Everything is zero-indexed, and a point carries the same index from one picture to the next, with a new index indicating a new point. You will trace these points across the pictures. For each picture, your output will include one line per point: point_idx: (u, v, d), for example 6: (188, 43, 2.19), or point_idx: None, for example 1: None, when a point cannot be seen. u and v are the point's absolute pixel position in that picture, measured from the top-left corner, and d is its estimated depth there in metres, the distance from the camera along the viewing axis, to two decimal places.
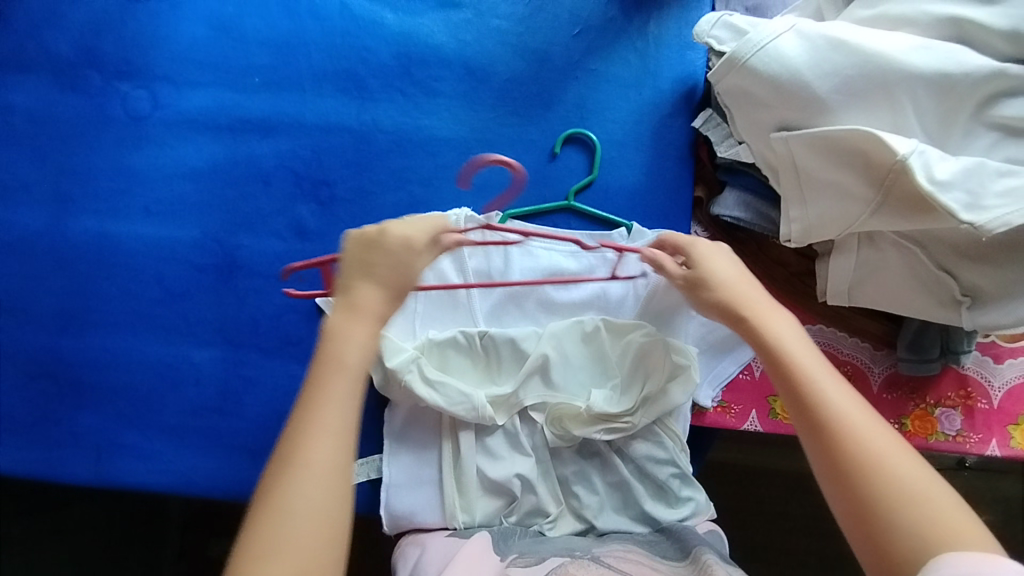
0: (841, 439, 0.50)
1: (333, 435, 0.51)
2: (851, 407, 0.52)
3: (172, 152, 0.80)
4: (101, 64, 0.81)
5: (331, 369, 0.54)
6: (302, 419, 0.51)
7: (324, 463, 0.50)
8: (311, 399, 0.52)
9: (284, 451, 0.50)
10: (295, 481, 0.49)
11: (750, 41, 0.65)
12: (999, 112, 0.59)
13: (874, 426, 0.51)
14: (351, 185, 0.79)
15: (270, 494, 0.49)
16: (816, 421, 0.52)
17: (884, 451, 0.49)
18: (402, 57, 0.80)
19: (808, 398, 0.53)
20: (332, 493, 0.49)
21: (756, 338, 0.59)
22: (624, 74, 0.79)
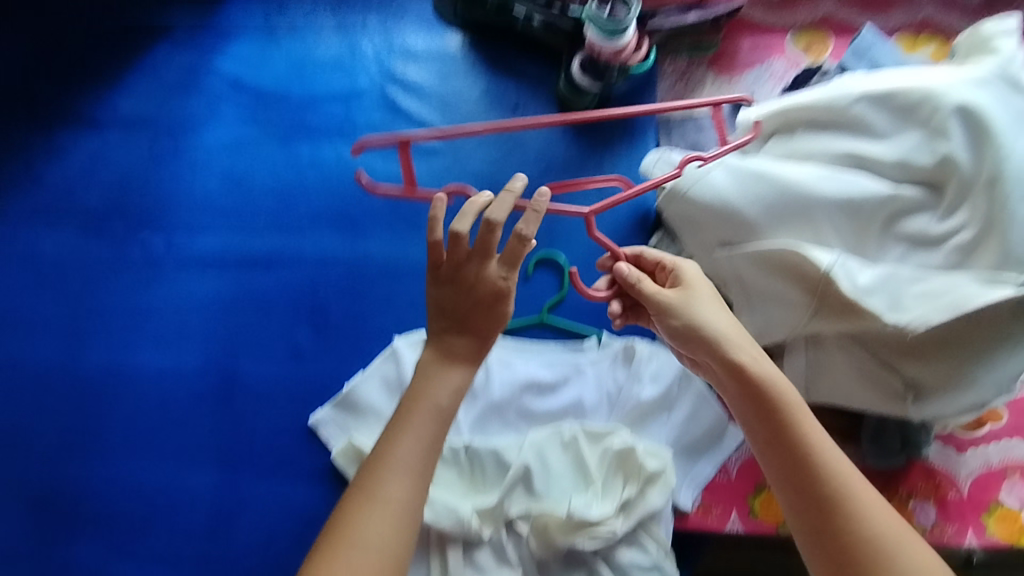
0: (847, 521, 0.56)
1: (407, 472, 0.57)
2: (856, 487, 0.58)
3: (183, 289, 0.89)
4: (125, 216, 0.92)
5: (419, 409, 0.60)
6: (382, 452, 0.58)
7: (388, 496, 0.56)
8: (393, 438, 0.59)
9: (360, 478, 0.58)
10: (366, 509, 0.56)
11: (688, 174, 0.76)
12: (904, 227, 0.68)
13: (874, 500, 0.58)
14: (344, 311, 0.87)
15: (346, 519, 0.56)
16: (828, 506, 0.57)
17: (888, 529, 0.56)
18: (391, 199, 0.91)
19: (819, 480, 0.58)
20: (396, 524, 0.56)
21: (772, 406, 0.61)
22: (586, 204, 0.89)
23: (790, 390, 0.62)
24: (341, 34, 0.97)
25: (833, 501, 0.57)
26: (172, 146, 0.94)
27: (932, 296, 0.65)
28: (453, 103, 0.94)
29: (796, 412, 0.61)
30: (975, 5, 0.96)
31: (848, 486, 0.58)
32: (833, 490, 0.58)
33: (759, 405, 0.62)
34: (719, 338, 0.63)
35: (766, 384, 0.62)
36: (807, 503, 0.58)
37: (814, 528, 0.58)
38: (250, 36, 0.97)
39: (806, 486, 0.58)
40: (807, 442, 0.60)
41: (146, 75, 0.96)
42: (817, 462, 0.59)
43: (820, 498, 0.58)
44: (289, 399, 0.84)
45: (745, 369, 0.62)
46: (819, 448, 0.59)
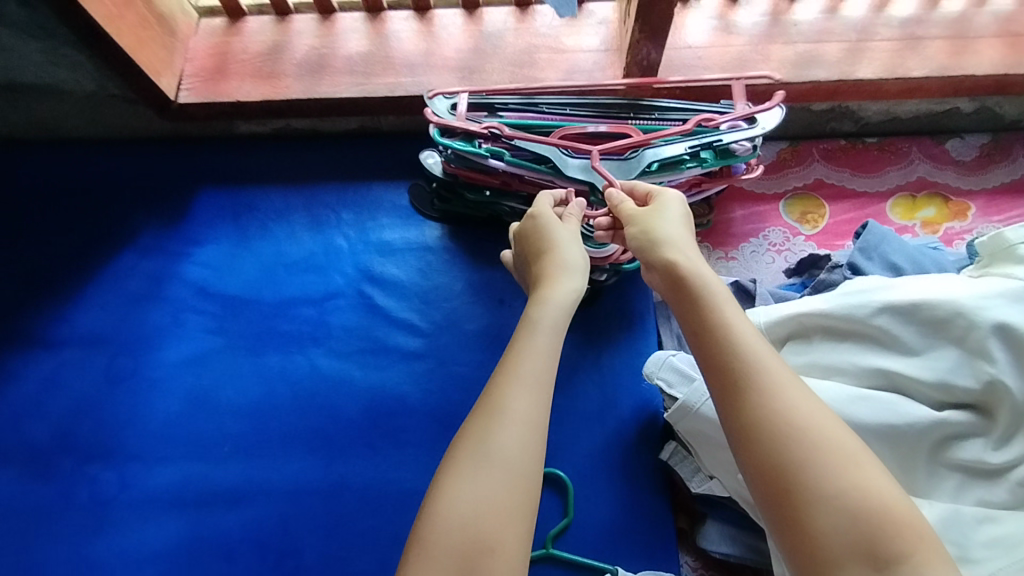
0: (750, 394, 0.47)
1: (531, 385, 0.51)
2: (775, 369, 0.48)
3: (134, 535, 0.77)
4: (74, 450, 0.82)
5: (530, 328, 0.56)
6: (505, 369, 0.52)
7: (522, 412, 0.49)
8: (517, 343, 0.55)
9: (487, 396, 0.51)
10: (492, 423, 0.49)
11: (698, 389, 0.69)
12: (956, 455, 0.59)
13: (797, 388, 0.47)
14: (319, 553, 0.76)
15: (469, 437, 0.49)
16: (730, 374, 0.49)
17: (813, 418, 0.45)
18: (370, 412, 0.82)
19: (724, 354, 0.50)
20: (532, 438, 0.48)
21: (686, 291, 0.55)
22: (586, 408, 0.81)
23: (719, 285, 0.56)
24: (315, 231, 0.93)
25: (738, 371, 0.48)
26: (131, 365, 0.86)
27: (1007, 545, 0.53)
28: (434, 299, 0.88)
29: (715, 296, 0.54)
30: (969, 161, 0.92)
31: (762, 369, 0.48)
32: (738, 355, 0.49)
33: (684, 298, 0.56)
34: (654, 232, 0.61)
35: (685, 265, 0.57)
36: (713, 367, 0.50)
37: (719, 398, 0.49)
38: (218, 239, 0.93)
39: (711, 352, 0.51)
40: (719, 320, 0.52)
41: (106, 289, 0.90)
42: (728, 341, 0.50)
43: (722, 370, 0.49)
44: None
45: (669, 265, 0.58)
46: (736, 332, 0.51)
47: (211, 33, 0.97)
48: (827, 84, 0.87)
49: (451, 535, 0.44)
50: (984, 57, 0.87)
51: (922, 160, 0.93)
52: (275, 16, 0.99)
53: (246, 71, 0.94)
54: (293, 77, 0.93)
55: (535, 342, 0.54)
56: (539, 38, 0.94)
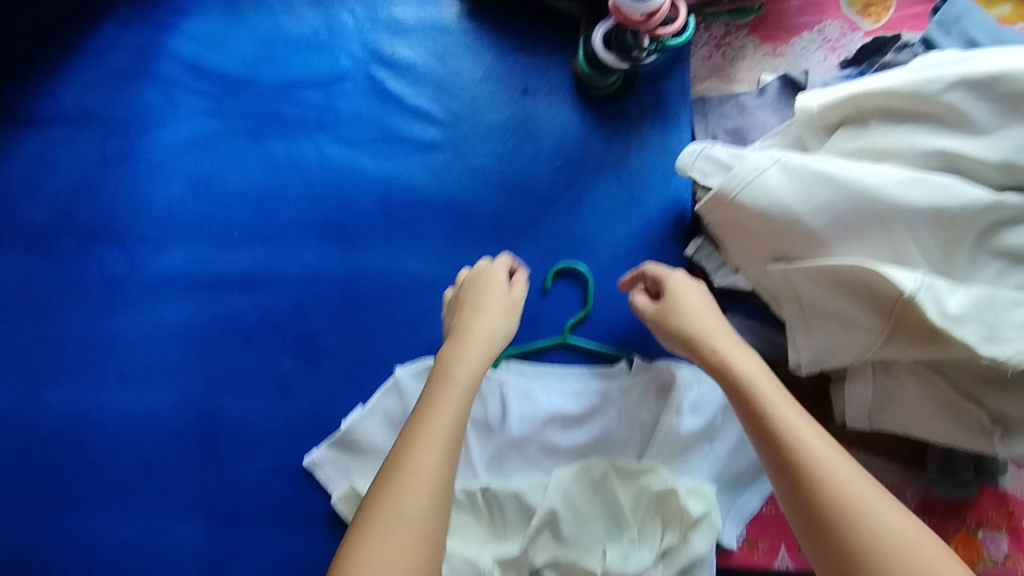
0: (815, 482, 0.49)
1: (438, 442, 0.51)
2: (820, 446, 0.51)
3: (150, 314, 0.77)
4: (77, 230, 0.79)
5: (439, 382, 0.56)
6: (415, 423, 0.52)
7: (431, 473, 0.49)
8: (425, 400, 0.54)
9: (393, 454, 0.51)
10: (398, 483, 0.48)
11: (736, 176, 0.64)
12: (1002, 241, 0.57)
13: (847, 467, 0.50)
14: (338, 335, 0.77)
15: (375, 499, 0.48)
16: (788, 464, 0.51)
17: (866, 502, 0.48)
18: (384, 202, 0.78)
19: (781, 443, 0.52)
20: (442, 491, 0.49)
21: (726, 374, 0.58)
22: (610, 205, 0.77)
23: (752, 358, 0.58)
24: (317, 6, 0.83)
25: (796, 462, 0.50)
26: (126, 146, 0.81)
27: None
28: (451, 86, 0.80)
29: (766, 390, 0.55)
30: None
31: (804, 444, 0.51)
32: (798, 449, 0.51)
33: (730, 388, 0.57)
34: (680, 306, 0.64)
35: (697, 323, 0.62)
36: (773, 456, 0.52)
37: (780, 486, 0.51)
38: (209, 12, 0.83)
39: (766, 437, 0.53)
40: (772, 413, 0.54)
41: (90, 63, 0.82)
42: (779, 426, 0.53)
43: (784, 459, 0.51)
44: (281, 436, 0.75)
45: (695, 343, 0.61)
46: (777, 406, 0.54)
47: None
48: None
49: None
50: None
51: None
52: None
53: None
54: None
55: (452, 403, 0.54)
56: None
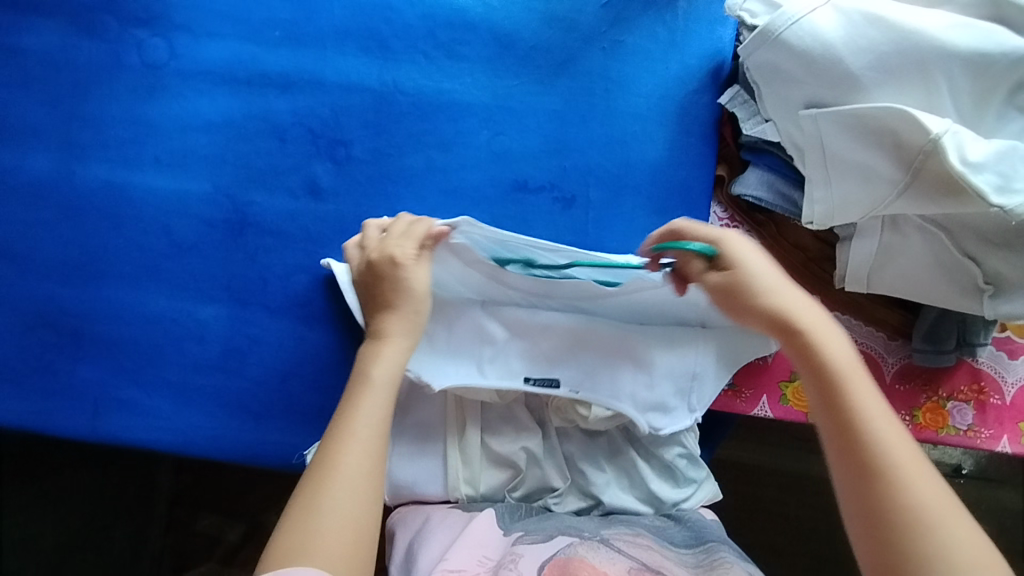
0: (892, 489, 0.49)
1: (364, 442, 0.57)
2: (905, 458, 0.50)
3: (186, 104, 0.79)
4: (119, 10, 0.79)
5: (366, 388, 0.60)
6: (340, 429, 0.58)
7: (356, 466, 0.56)
8: (347, 402, 0.59)
9: (321, 455, 0.57)
10: (328, 480, 0.55)
11: (785, 14, 0.65)
12: None
13: (929, 479, 0.50)
14: (368, 145, 0.78)
15: (305, 492, 0.54)
16: (865, 464, 0.51)
17: (946, 523, 0.48)
18: (427, 19, 0.79)
19: (860, 442, 0.51)
20: (369, 481, 0.56)
21: (810, 360, 0.56)
22: (650, 47, 0.78)
23: (845, 349, 0.56)
24: None
25: (879, 473, 0.50)
26: None
27: None
28: None
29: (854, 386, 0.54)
30: None
31: (890, 451, 0.50)
32: (878, 451, 0.51)
33: (817, 380, 0.55)
34: (770, 296, 0.58)
35: (801, 311, 0.58)
36: (847, 454, 0.52)
37: (851, 487, 0.51)
38: None
39: (844, 438, 0.52)
40: (856, 413, 0.53)
41: None
42: (864, 432, 0.52)
43: (862, 458, 0.51)
44: (306, 236, 0.78)
45: (781, 322, 0.57)
46: (864, 410, 0.53)
47: None
48: None
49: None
50: None
51: None
52: None
53: None
54: None
55: (374, 410, 0.59)
56: None
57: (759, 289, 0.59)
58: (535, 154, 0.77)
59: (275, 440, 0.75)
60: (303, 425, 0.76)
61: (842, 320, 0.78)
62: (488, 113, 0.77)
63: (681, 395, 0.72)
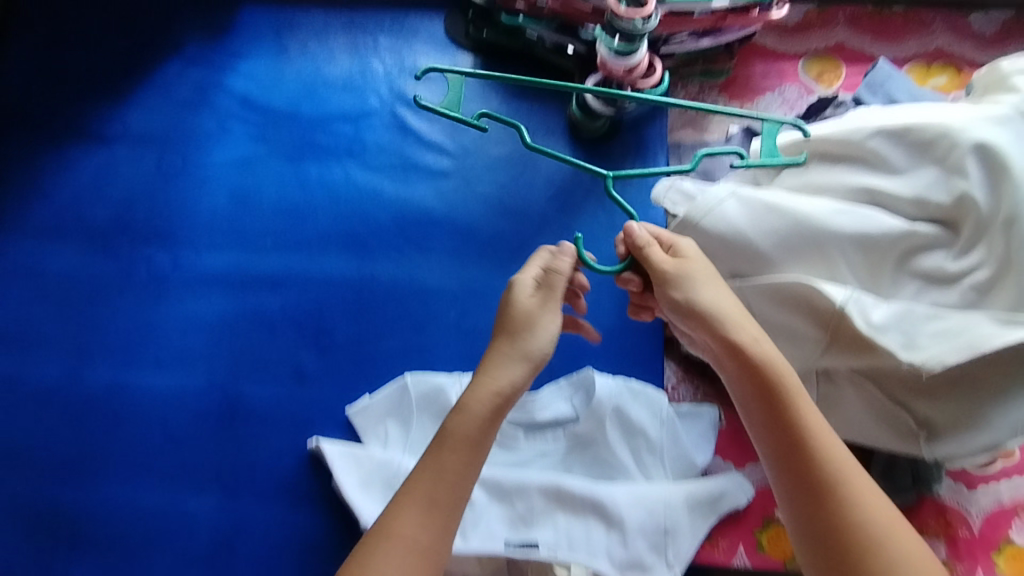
0: (845, 506, 0.55)
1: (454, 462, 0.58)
2: (851, 475, 0.56)
3: (186, 308, 0.88)
4: (131, 232, 0.90)
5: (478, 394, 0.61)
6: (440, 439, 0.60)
7: (438, 482, 0.58)
8: (426, 458, 0.59)
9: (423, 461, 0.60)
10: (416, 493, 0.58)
11: (700, 205, 0.75)
12: (920, 263, 0.67)
13: (875, 495, 0.56)
14: (350, 332, 0.86)
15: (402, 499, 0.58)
16: (822, 482, 0.56)
17: (893, 533, 0.54)
18: (399, 220, 0.90)
19: (817, 462, 0.57)
20: (416, 560, 0.55)
21: (759, 373, 0.61)
22: (596, 228, 0.89)
23: (789, 371, 0.61)
24: (352, 55, 0.96)
25: (832, 490, 0.56)
26: (180, 163, 0.93)
27: (950, 334, 0.64)
28: (464, 124, 0.93)
29: (807, 410, 0.59)
30: (987, 36, 0.96)
31: (840, 469, 0.56)
32: (831, 469, 0.56)
33: (772, 402, 0.60)
34: (721, 320, 0.63)
35: (742, 333, 0.63)
36: (805, 477, 0.57)
37: (810, 509, 0.56)
38: (259, 52, 0.97)
39: (802, 459, 0.57)
40: (808, 432, 0.58)
41: (157, 93, 0.96)
42: (819, 451, 0.57)
43: (817, 479, 0.56)
44: (293, 421, 0.83)
45: (740, 350, 0.62)
46: (810, 428, 0.58)
47: None
48: None
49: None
50: None
51: (943, 32, 0.96)
52: None
53: None
54: None
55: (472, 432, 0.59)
56: None
57: (718, 313, 0.63)
58: None
59: None
60: None
61: None
62: (456, 296, 0.87)
63: (657, 551, 0.73)
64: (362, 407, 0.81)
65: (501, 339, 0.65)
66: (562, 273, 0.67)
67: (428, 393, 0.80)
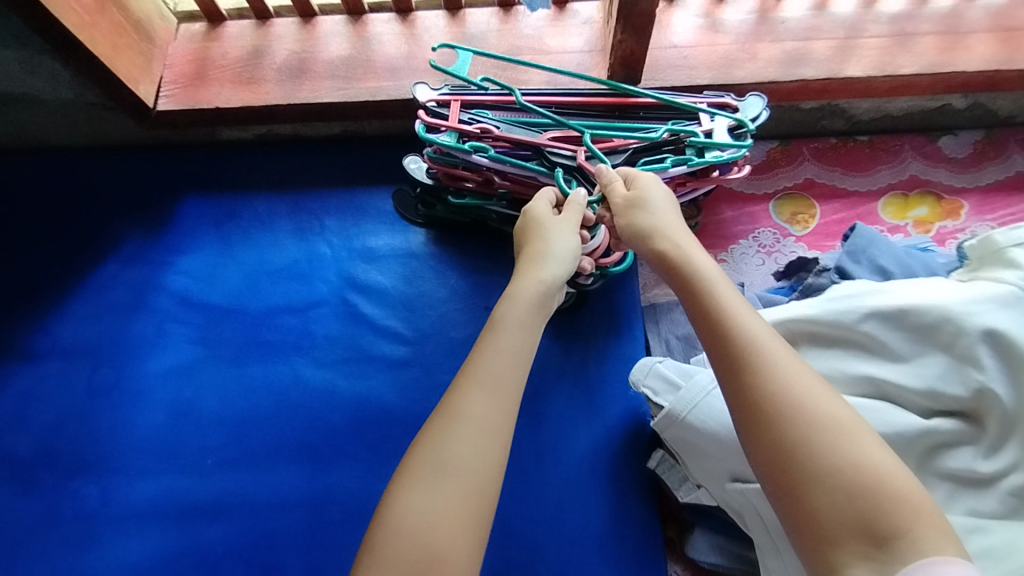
0: (757, 374, 0.49)
1: (485, 387, 0.52)
2: (771, 351, 0.50)
3: (115, 551, 0.76)
4: (56, 464, 0.80)
5: (502, 329, 0.56)
6: (466, 373, 0.53)
7: (483, 419, 0.50)
8: (482, 344, 0.55)
9: (449, 400, 0.52)
10: (451, 428, 0.49)
11: (685, 397, 0.69)
12: (946, 463, 0.58)
13: (798, 368, 0.49)
14: (302, 566, 0.74)
15: (430, 435, 0.50)
16: (734, 355, 0.51)
17: (820, 406, 0.47)
18: (355, 421, 0.81)
19: (731, 336, 0.52)
20: (490, 445, 0.49)
21: (676, 269, 0.60)
22: (572, 414, 0.80)
23: (705, 265, 0.59)
24: (298, 240, 0.91)
25: (743, 356, 0.50)
26: (113, 377, 0.84)
27: (998, 556, 0.52)
28: (421, 306, 0.86)
29: (722, 300, 0.55)
30: (962, 158, 0.91)
31: (758, 342, 0.51)
32: (742, 337, 0.51)
33: (686, 291, 0.58)
34: (651, 230, 0.63)
35: (665, 241, 0.62)
36: (718, 352, 0.52)
37: (726, 382, 0.51)
38: (202, 246, 0.91)
39: (713, 334, 0.53)
40: (720, 312, 0.54)
41: (90, 301, 0.89)
42: (729, 322, 0.53)
43: (728, 350, 0.51)
44: None
45: (665, 259, 0.61)
46: (732, 311, 0.54)
47: (192, 37, 0.94)
48: (815, 82, 0.85)
49: (409, 545, 0.45)
50: (976, 53, 0.85)
51: (913, 157, 0.91)
52: (255, 20, 0.96)
53: (226, 78, 0.91)
54: (274, 83, 0.90)
55: (510, 361, 0.54)
56: (524, 35, 0.91)
57: (654, 231, 0.63)
58: None
59: None
60: None
61: None
62: None
63: None
64: None
65: (532, 243, 0.67)
66: (578, 201, 0.71)
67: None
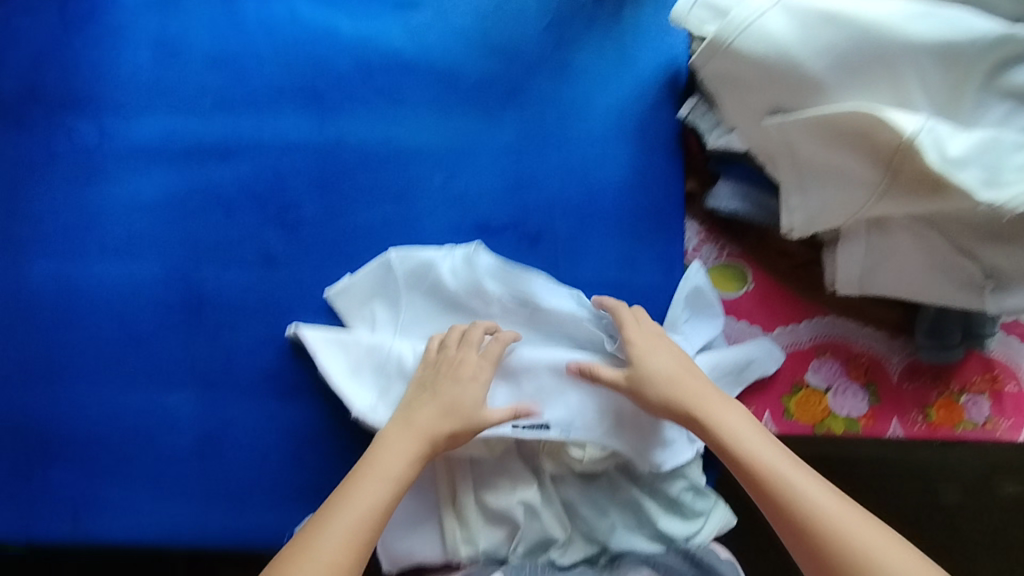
0: (819, 537, 0.54)
1: (347, 535, 0.56)
2: (831, 517, 0.54)
3: (126, 185, 0.76)
4: (45, 98, 0.77)
5: (372, 478, 0.59)
6: (325, 517, 0.57)
7: (332, 534, 0.56)
8: (341, 491, 0.59)
9: (305, 532, 0.57)
10: (301, 560, 0.55)
11: (734, 21, 0.60)
12: (1010, 80, 0.55)
13: (840, 503, 0.55)
14: (319, 206, 0.74)
15: (293, 550, 0.56)
16: (800, 525, 0.54)
17: (848, 523, 0.54)
18: (362, 65, 0.76)
19: (798, 513, 0.55)
20: (345, 556, 0.56)
21: (717, 445, 0.59)
22: (599, 63, 0.75)
23: (762, 443, 0.58)
24: None
25: (806, 524, 0.54)
26: (89, 11, 0.78)
27: None
28: None
29: (785, 477, 0.56)
30: None
31: (816, 508, 0.55)
32: (810, 513, 0.54)
33: (742, 476, 0.58)
34: (650, 381, 0.63)
35: (705, 407, 0.61)
36: (784, 523, 0.55)
37: (789, 542, 0.55)
38: None
39: (777, 512, 0.56)
40: (786, 497, 0.55)
41: None
42: (796, 504, 0.55)
43: (791, 526, 0.55)
44: (267, 307, 0.74)
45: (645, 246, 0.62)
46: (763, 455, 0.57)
47: None
48: None
49: None
50: None
51: None
52: None
53: None
54: None
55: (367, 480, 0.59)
56: None
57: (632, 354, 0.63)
58: (494, 193, 0.73)
59: (264, 522, 0.71)
60: (289, 503, 0.71)
61: (840, 322, 0.74)
62: (440, 157, 0.74)
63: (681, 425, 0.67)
64: (349, 284, 0.71)
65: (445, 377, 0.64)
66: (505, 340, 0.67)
67: (418, 269, 0.70)
